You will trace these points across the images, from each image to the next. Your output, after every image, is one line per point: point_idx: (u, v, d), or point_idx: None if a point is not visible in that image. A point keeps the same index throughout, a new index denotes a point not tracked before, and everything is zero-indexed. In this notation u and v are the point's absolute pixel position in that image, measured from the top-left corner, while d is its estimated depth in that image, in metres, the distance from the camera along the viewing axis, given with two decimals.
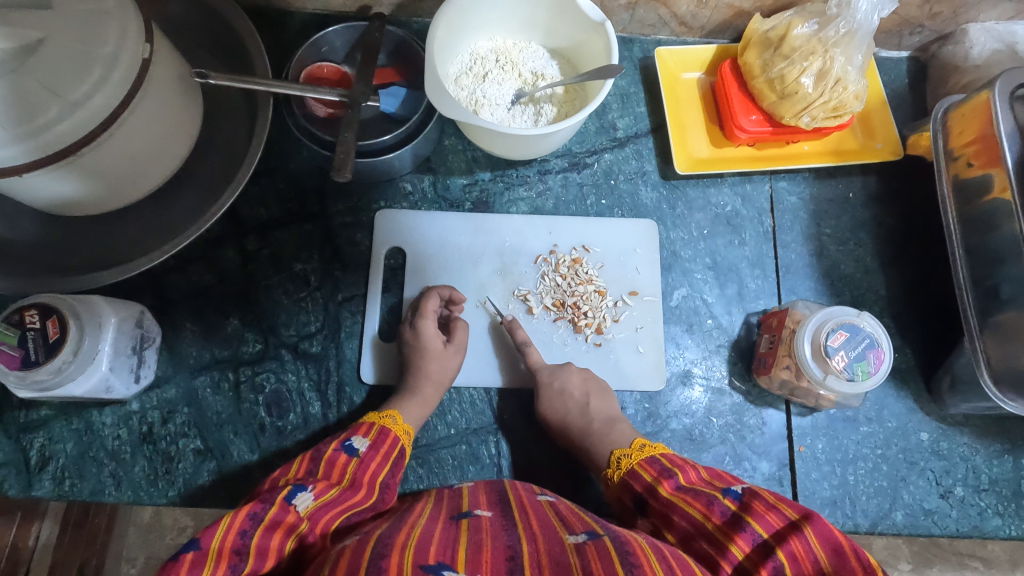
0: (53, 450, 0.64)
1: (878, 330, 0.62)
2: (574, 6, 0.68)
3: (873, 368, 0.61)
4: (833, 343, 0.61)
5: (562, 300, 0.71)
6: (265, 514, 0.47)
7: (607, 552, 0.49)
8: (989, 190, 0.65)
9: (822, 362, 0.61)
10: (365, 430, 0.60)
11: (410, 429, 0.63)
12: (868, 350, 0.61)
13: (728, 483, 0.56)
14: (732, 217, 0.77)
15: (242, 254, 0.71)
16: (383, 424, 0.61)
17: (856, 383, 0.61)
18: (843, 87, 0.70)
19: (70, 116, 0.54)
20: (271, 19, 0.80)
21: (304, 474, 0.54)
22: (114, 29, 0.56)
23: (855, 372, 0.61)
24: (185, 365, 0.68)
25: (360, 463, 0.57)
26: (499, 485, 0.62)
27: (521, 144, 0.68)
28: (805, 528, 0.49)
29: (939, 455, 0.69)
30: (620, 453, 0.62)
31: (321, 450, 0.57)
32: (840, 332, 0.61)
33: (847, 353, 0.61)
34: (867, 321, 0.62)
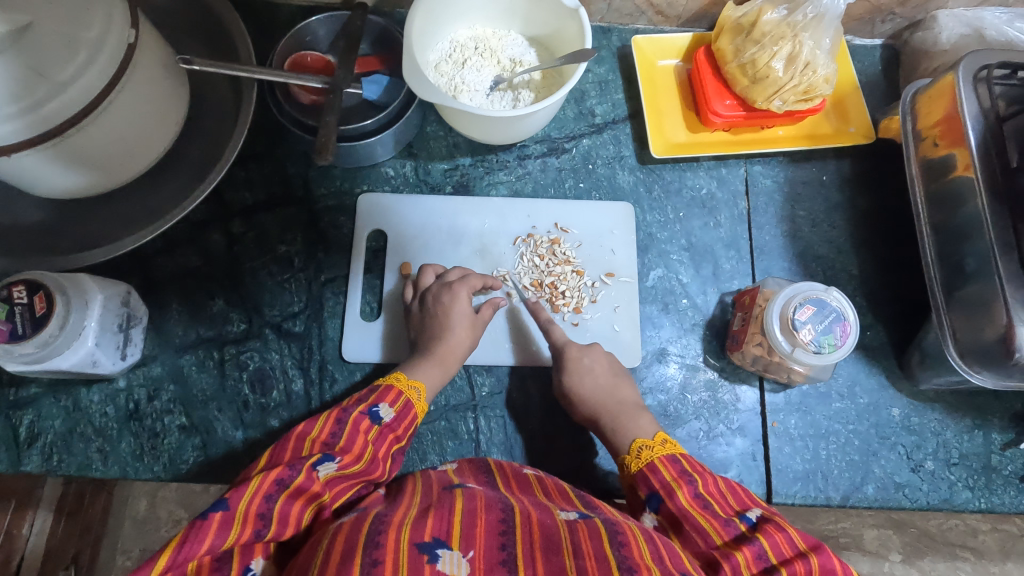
0: (42, 427, 0.66)
1: (845, 304, 0.63)
2: None
3: (840, 341, 0.62)
4: (800, 317, 0.62)
5: (540, 280, 0.73)
6: (291, 481, 0.49)
7: (597, 532, 0.51)
8: (953, 168, 0.66)
9: (790, 335, 0.62)
10: (392, 399, 0.61)
11: (416, 385, 0.63)
12: (835, 323, 0.63)
13: (743, 504, 0.55)
14: (707, 199, 0.78)
15: (228, 236, 0.73)
16: (409, 396, 0.62)
17: (823, 356, 0.62)
18: (813, 70, 0.71)
19: (58, 96, 0.57)
20: (258, 10, 0.82)
21: (331, 437, 0.55)
22: (101, 14, 0.58)
23: (822, 345, 0.62)
24: (171, 344, 0.69)
25: (382, 430, 0.59)
26: (484, 462, 0.64)
27: (498, 128, 0.70)
28: (810, 556, 0.50)
29: (910, 430, 0.71)
30: (642, 443, 0.61)
31: (349, 411, 0.58)
32: (807, 306, 0.63)
33: (814, 327, 0.62)
34: (834, 296, 0.63)
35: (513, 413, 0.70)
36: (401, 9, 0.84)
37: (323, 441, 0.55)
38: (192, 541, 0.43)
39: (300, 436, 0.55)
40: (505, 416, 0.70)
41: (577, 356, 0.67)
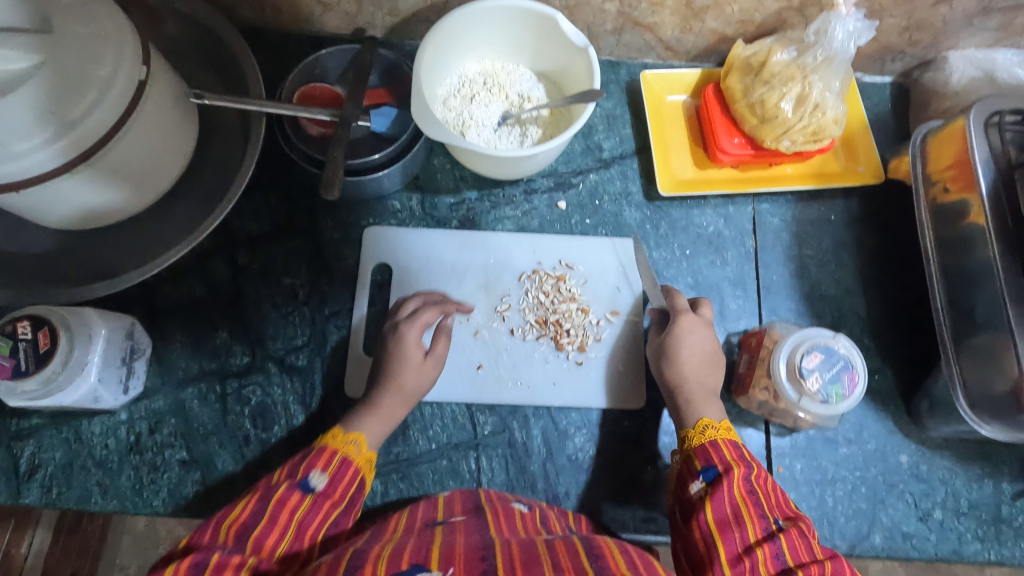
0: (43, 458, 0.66)
1: (853, 352, 0.63)
2: (558, 30, 0.71)
3: (847, 391, 0.62)
4: (807, 364, 0.62)
5: (545, 318, 0.73)
6: (207, 563, 0.48)
7: (574, 547, 0.50)
8: (967, 215, 0.65)
9: (797, 383, 0.62)
10: (324, 463, 0.58)
11: (354, 438, 0.60)
12: (843, 372, 0.62)
13: (785, 509, 0.56)
14: (715, 237, 0.78)
15: (232, 267, 0.73)
16: (345, 453, 0.59)
17: (830, 405, 0.62)
18: (822, 112, 0.71)
19: (67, 136, 0.57)
20: (269, 40, 0.83)
21: (249, 520, 0.52)
22: (112, 52, 0.58)
23: (829, 394, 0.62)
24: (174, 377, 0.69)
25: (315, 499, 0.56)
26: (473, 495, 0.63)
27: (506, 165, 0.69)
28: (825, 565, 0.51)
29: (918, 478, 0.70)
30: (707, 422, 0.62)
31: (274, 489, 0.55)
32: (816, 353, 0.62)
33: (822, 375, 0.62)
34: (842, 343, 0.63)
35: (516, 453, 0.69)
36: (411, 40, 0.84)
37: (239, 524, 0.52)
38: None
39: (217, 520, 0.52)
40: (508, 456, 0.69)
41: (688, 327, 0.67)
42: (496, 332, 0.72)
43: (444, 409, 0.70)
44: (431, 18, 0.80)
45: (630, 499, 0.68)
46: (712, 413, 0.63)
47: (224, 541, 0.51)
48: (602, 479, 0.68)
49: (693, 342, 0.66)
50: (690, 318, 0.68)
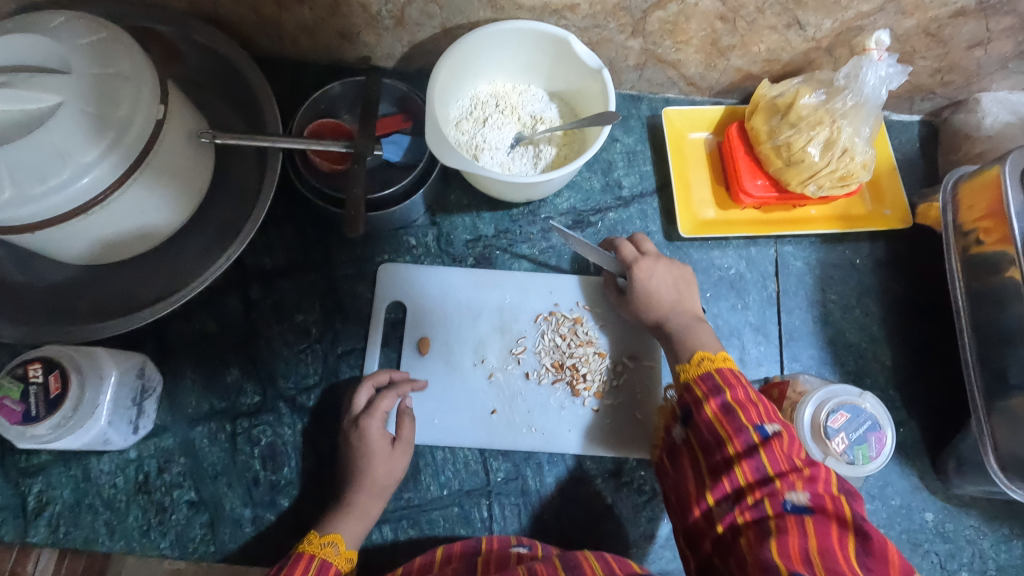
0: (51, 496, 0.65)
1: (880, 412, 0.61)
2: (573, 53, 0.69)
3: (874, 452, 0.59)
4: (832, 424, 0.60)
5: (561, 362, 0.71)
6: None
7: (551, 564, 0.53)
8: (1001, 269, 0.63)
9: (822, 442, 0.59)
10: (303, 569, 0.57)
11: (332, 539, 0.59)
12: (869, 433, 0.60)
13: (766, 417, 0.55)
14: (736, 279, 0.76)
15: (245, 303, 0.72)
16: (323, 556, 0.58)
17: (856, 466, 0.59)
18: (851, 157, 0.69)
19: (82, 177, 0.56)
20: (287, 71, 0.82)
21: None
22: (130, 93, 0.58)
23: (855, 455, 0.59)
24: (184, 415, 0.68)
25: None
26: (474, 543, 0.62)
27: (519, 189, 0.68)
28: (805, 472, 0.51)
29: (944, 537, 0.67)
30: (703, 355, 0.62)
31: None
32: (841, 412, 0.60)
33: (847, 435, 0.60)
34: (868, 401, 0.61)
35: (529, 501, 0.67)
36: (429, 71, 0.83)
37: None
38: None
39: None
40: (520, 504, 0.67)
41: (646, 276, 0.67)
42: (511, 375, 0.70)
43: (457, 454, 0.68)
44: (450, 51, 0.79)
45: (645, 552, 0.66)
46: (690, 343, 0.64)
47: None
48: (616, 532, 0.67)
49: (658, 278, 0.67)
50: (647, 264, 0.68)
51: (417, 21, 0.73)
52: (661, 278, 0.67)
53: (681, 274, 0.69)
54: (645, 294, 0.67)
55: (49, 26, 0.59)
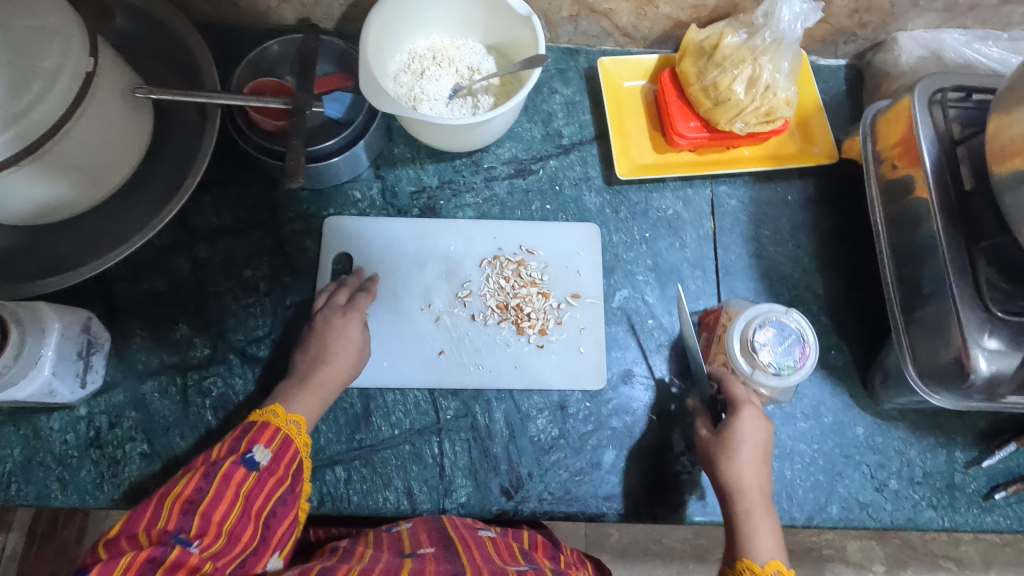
0: (1, 455, 0.65)
1: (805, 325, 0.63)
2: (504, 3, 0.71)
3: (799, 363, 0.62)
4: (759, 339, 0.62)
5: (505, 302, 0.73)
6: (165, 558, 0.48)
7: None
8: (911, 191, 0.67)
9: (750, 356, 0.62)
10: (268, 439, 0.59)
11: (296, 418, 0.62)
12: (795, 346, 0.62)
13: None
14: (673, 220, 0.79)
15: (193, 261, 0.73)
16: (288, 432, 0.61)
17: (782, 378, 0.62)
18: (773, 93, 0.72)
19: (11, 128, 0.56)
20: (227, 34, 0.83)
21: (194, 494, 0.53)
22: (57, 45, 0.58)
23: (782, 367, 0.62)
24: (134, 370, 0.69)
25: (260, 475, 0.57)
26: (439, 522, 0.63)
27: (454, 133, 0.70)
28: None
29: (874, 449, 0.71)
30: (779, 565, 0.58)
31: (217, 465, 0.55)
32: (768, 327, 0.63)
33: (774, 348, 0.62)
34: (794, 317, 0.63)
35: (478, 436, 0.69)
36: None
37: (184, 498, 0.52)
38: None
39: (161, 495, 0.52)
40: (470, 439, 0.69)
41: (751, 420, 0.62)
42: (458, 317, 0.72)
43: (405, 395, 0.70)
44: None
45: (592, 479, 0.68)
46: (767, 541, 0.59)
47: (170, 520, 0.50)
48: (563, 461, 0.68)
49: (757, 432, 0.62)
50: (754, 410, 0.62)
51: None
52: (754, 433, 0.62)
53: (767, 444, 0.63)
54: (734, 447, 0.61)
55: None
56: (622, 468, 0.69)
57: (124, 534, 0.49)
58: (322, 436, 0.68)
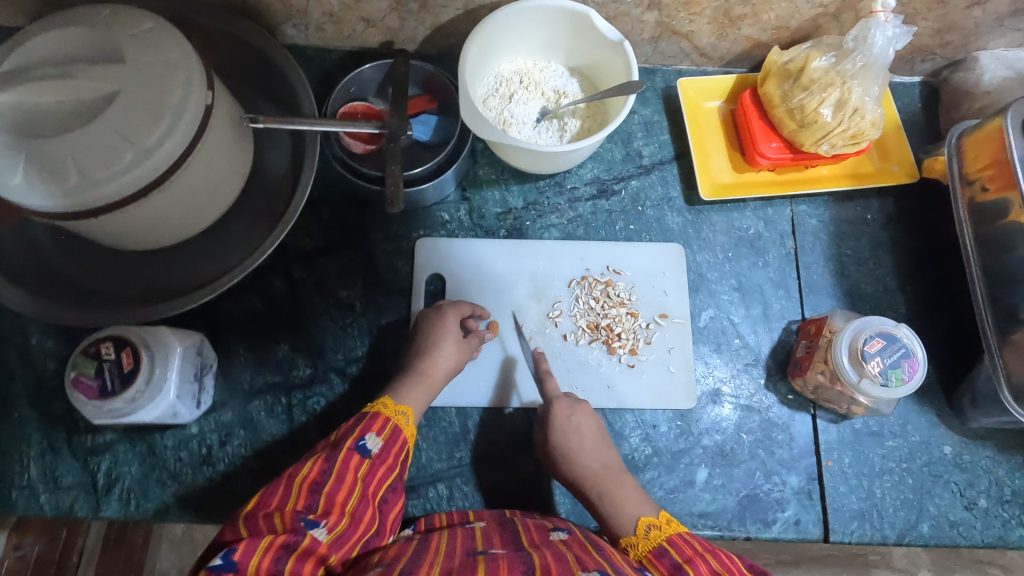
0: (119, 472, 0.68)
1: (914, 341, 0.65)
2: (593, 29, 0.73)
3: (907, 375, 0.64)
4: (870, 349, 0.64)
5: (596, 323, 0.75)
6: (298, 544, 0.51)
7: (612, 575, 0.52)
8: (1005, 214, 0.68)
9: (858, 365, 0.64)
10: (378, 427, 0.63)
11: (402, 409, 0.65)
12: (903, 358, 0.64)
13: None
14: (755, 239, 0.80)
15: (289, 281, 0.75)
16: (396, 422, 0.64)
17: (890, 389, 0.64)
18: (861, 116, 0.73)
19: (143, 161, 0.58)
20: (312, 57, 0.85)
21: (320, 476, 0.57)
22: (181, 79, 0.60)
23: (889, 377, 0.64)
24: (240, 390, 0.71)
25: (372, 462, 0.61)
26: (511, 527, 0.62)
27: (546, 159, 0.72)
28: None
29: (962, 468, 0.72)
30: (648, 522, 0.61)
31: (338, 451, 0.59)
32: (878, 339, 0.65)
33: (883, 359, 0.64)
34: (904, 331, 0.65)
35: None
36: (450, 52, 0.86)
37: (312, 480, 0.57)
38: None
39: (290, 477, 0.57)
40: None
41: (567, 414, 0.67)
42: (550, 337, 0.74)
43: (501, 415, 0.73)
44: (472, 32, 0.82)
45: (685, 496, 0.70)
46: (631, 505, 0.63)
47: (299, 497, 0.55)
48: (657, 479, 0.71)
49: (580, 419, 0.67)
50: (566, 402, 0.68)
51: (441, 3, 0.75)
52: (583, 419, 0.68)
53: (598, 425, 0.69)
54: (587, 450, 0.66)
55: (95, 18, 0.61)
56: (715, 485, 0.71)
57: (262, 512, 0.54)
58: (423, 453, 0.71)
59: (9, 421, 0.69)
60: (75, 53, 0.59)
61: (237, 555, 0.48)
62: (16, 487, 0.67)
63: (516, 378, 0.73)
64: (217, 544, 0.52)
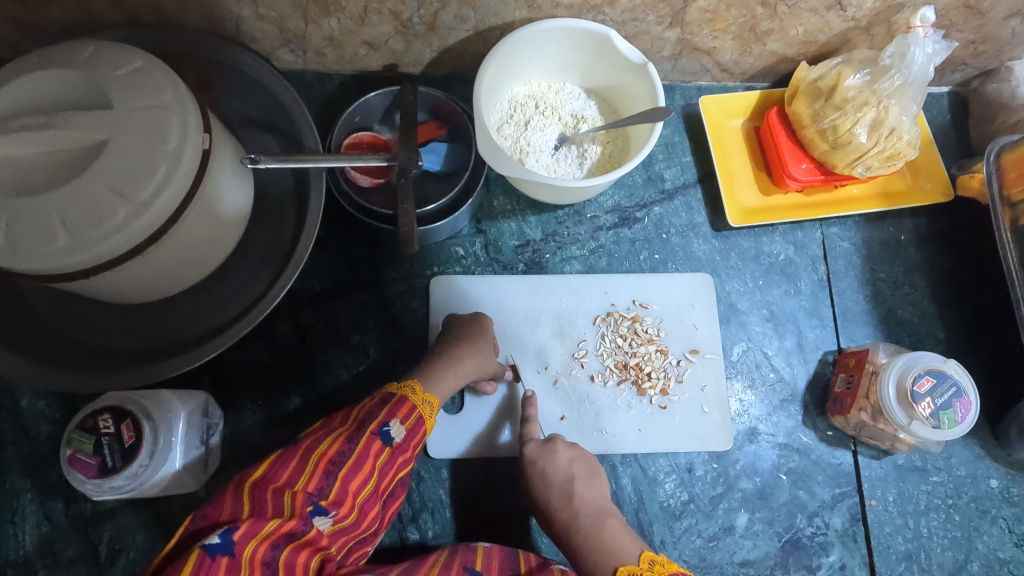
0: (123, 543, 0.64)
1: (964, 378, 0.62)
2: (613, 51, 0.68)
3: (959, 416, 0.61)
4: (919, 389, 0.61)
5: (624, 362, 0.71)
6: (302, 533, 0.49)
7: None
8: None
9: (907, 406, 0.61)
10: (404, 415, 0.58)
11: (430, 398, 0.61)
12: (954, 398, 0.61)
13: None
14: (786, 265, 0.76)
15: (298, 328, 0.70)
16: (422, 412, 0.59)
17: (941, 431, 0.60)
18: (898, 136, 0.69)
19: (139, 216, 0.53)
20: (310, 83, 0.80)
21: (338, 457, 0.53)
22: (176, 124, 0.55)
23: (941, 419, 0.60)
24: (250, 447, 0.67)
25: (392, 451, 0.56)
26: (512, 553, 0.60)
27: (569, 193, 0.67)
28: None
29: (1010, 502, 0.69)
30: (627, 571, 0.57)
31: (360, 435, 0.55)
32: (927, 377, 0.61)
33: (933, 400, 0.61)
34: (953, 367, 0.62)
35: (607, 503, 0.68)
36: (457, 73, 0.81)
37: (329, 460, 0.52)
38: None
39: (306, 450, 0.53)
40: None
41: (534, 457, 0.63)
42: (577, 379, 0.70)
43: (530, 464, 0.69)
44: (481, 53, 0.77)
45: (726, 544, 0.67)
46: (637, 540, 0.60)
47: (312, 476, 0.51)
48: (695, 527, 0.67)
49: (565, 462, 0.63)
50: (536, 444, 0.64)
51: (449, 25, 0.70)
52: (569, 462, 0.63)
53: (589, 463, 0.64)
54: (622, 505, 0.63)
55: (76, 58, 0.55)
56: (756, 531, 0.67)
57: (270, 485, 0.50)
58: (448, 509, 0.67)
59: (2, 492, 0.64)
60: (57, 102, 0.55)
61: (237, 535, 0.45)
62: (12, 564, 0.63)
63: (517, 405, 0.70)
64: (215, 507, 0.49)
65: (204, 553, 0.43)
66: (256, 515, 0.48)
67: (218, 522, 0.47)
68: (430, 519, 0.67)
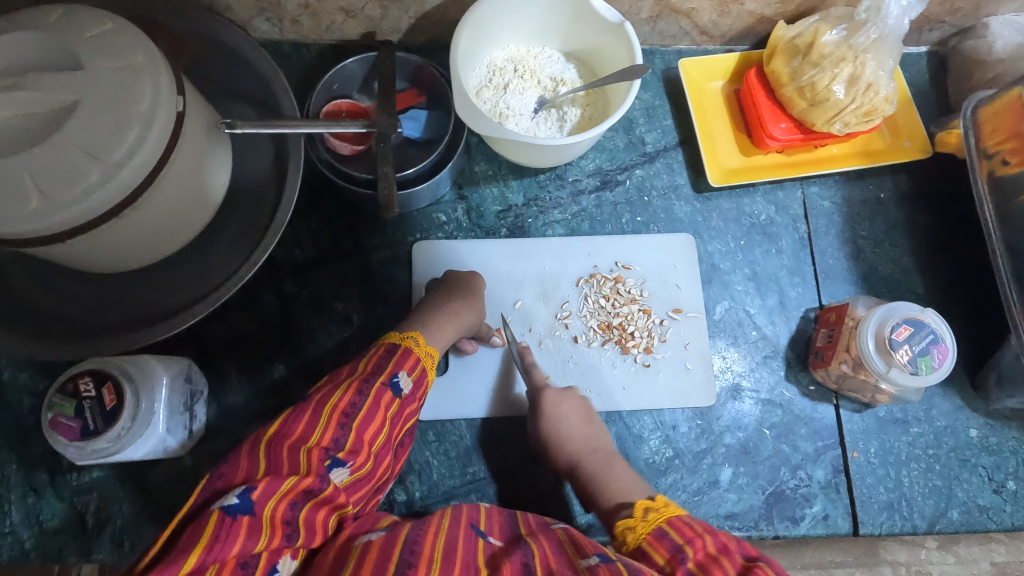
0: (110, 512, 0.64)
1: (941, 326, 0.62)
2: (590, 11, 0.68)
3: (937, 362, 0.61)
4: (897, 337, 0.61)
5: (607, 323, 0.71)
6: (320, 491, 0.48)
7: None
8: None
9: (886, 355, 0.61)
10: (410, 366, 0.58)
11: (431, 350, 0.61)
12: (932, 345, 0.61)
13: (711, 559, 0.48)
14: (767, 225, 0.77)
15: (281, 296, 0.70)
16: (425, 364, 0.60)
17: (919, 377, 0.61)
18: (875, 91, 0.69)
19: (112, 179, 0.52)
20: (288, 53, 0.79)
21: (349, 409, 0.53)
22: (148, 85, 0.54)
23: (919, 366, 0.61)
24: (236, 414, 0.67)
25: (401, 403, 0.56)
26: (511, 517, 0.58)
27: (550, 153, 0.67)
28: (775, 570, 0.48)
29: (989, 451, 0.70)
30: (625, 524, 0.54)
31: (368, 385, 0.55)
32: (905, 326, 0.62)
33: (911, 347, 0.61)
34: (931, 317, 0.63)
35: None
36: (436, 41, 0.81)
37: (341, 412, 0.52)
38: (222, 541, 0.41)
39: (319, 404, 0.53)
40: None
41: (556, 401, 0.64)
42: (561, 340, 0.71)
43: (515, 425, 0.69)
44: (459, 19, 0.77)
45: (710, 498, 0.67)
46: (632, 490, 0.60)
47: (327, 429, 0.51)
48: (680, 482, 0.68)
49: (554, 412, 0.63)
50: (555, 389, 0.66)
51: None
52: (554, 413, 0.64)
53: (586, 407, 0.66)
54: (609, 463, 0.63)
55: (46, 21, 0.55)
56: (740, 485, 0.68)
57: (285, 441, 0.50)
58: (435, 471, 0.68)
59: None
60: (25, 66, 0.54)
61: (256, 495, 0.44)
62: None
63: (506, 360, 0.71)
64: (230, 466, 0.48)
65: (224, 514, 0.42)
66: (273, 473, 0.47)
67: (234, 483, 0.46)
68: (417, 481, 0.67)
